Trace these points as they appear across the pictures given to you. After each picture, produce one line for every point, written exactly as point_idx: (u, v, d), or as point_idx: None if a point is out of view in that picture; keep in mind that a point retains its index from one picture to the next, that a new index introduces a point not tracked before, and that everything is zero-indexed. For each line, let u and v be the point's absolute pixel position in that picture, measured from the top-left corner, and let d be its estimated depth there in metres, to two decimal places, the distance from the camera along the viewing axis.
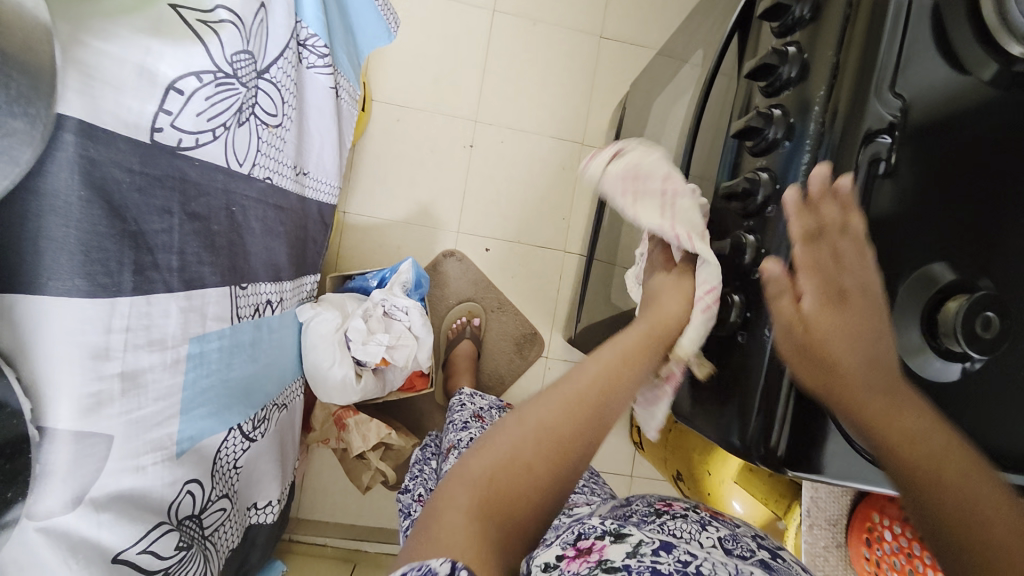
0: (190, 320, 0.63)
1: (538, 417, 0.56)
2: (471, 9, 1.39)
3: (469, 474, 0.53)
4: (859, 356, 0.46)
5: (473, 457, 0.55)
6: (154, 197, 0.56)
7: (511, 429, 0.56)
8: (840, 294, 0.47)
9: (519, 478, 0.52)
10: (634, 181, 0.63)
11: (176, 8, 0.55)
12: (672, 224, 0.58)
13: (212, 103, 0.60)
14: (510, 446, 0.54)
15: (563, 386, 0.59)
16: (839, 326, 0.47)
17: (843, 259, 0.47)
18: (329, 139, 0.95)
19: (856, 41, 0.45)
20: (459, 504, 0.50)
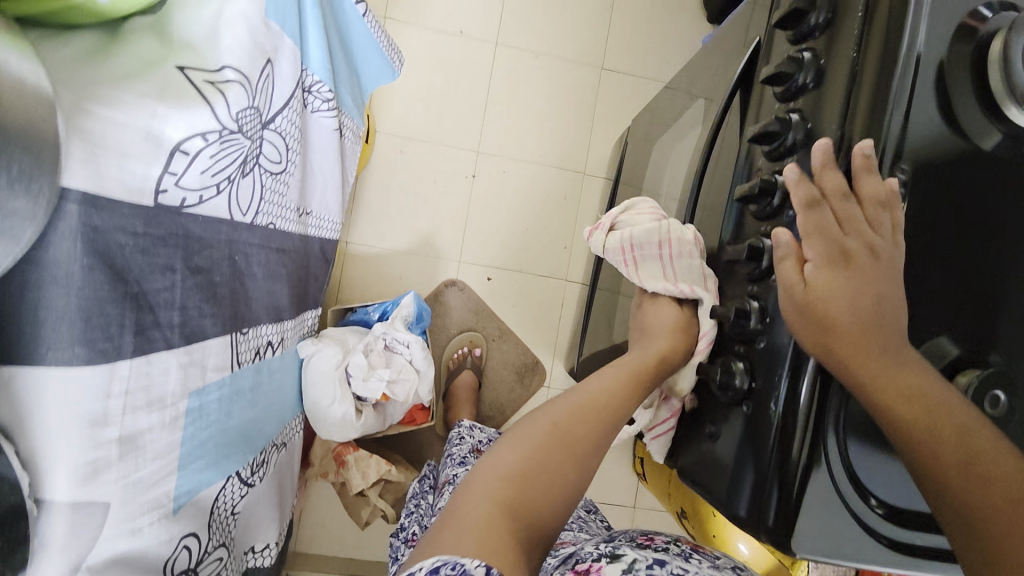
0: (189, 375, 0.62)
1: (562, 418, 0.57)
2: (475, 43, 1.40)
3: (501, 461, 0.53)
4: (863, 318, 0.41)
5: (499, 451, 0.55)
6: (157, 257, 0.55)
7: (535, 428, 0.56)
8: (844, 255, 0.42)
9: (548, 471, 0.53)
10: (632, 250, 0.64)
11: (183, 69, 0.55)
12: (676, 282, 0.61)
13: (216, 160, 0.60)
14: (539, 439, 0.55)
15: (585, 391, 0.60)
16: (847, 290, 0.42)
17: (857, 260, 0.42)
18: (332, 178, 0.95)
19: (862, 112, 0.45)
20: (487, 498, 0.50)
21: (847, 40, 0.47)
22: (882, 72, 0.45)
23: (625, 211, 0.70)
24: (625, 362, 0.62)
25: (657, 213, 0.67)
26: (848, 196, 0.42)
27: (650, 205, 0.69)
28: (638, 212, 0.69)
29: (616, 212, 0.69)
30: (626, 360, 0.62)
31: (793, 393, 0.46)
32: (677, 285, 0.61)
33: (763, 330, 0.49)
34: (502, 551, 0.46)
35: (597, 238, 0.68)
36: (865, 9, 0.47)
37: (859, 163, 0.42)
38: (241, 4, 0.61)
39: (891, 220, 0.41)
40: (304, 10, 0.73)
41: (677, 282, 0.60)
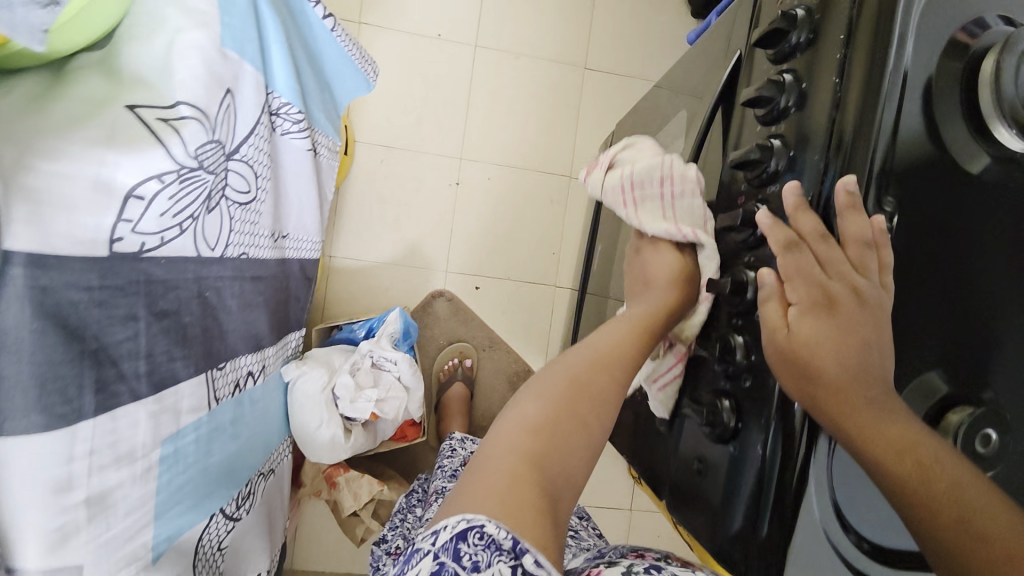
0: (160, 423, 0.61)
1: (583, 371, 0.54)
2: (453, 46, 1.36)
3: (524, 416, 0.51)
4: (849, 365, 0.39)
5: (518, 404, 0.52)
6: (116, 308, 0.53)
7: (554, 381, 0.53)
8: (827, 300, 0.41)
9: (572, 426, 0.51)
10: (633, 189, 0.59)
11: (133, 108, 0.52)
12: (679, 226, 0.57)
13: (176, 200, 0.57)
14: (563, 393, 0.52)
15: (602, 338, 0.57)
16: (831, 335, 0.40)
17: (839, 304, 0.40)
18: (309, 199, 0.92)
19: (846, 142, 0.42)
20: (511, 453, 0.47)
21: (830, 62, 0.44)
22: (865, 98, 0.42)
23: (624, 149, 0.64)
24: (635, 311, 0.59)
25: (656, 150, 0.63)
26: (828, 237, 0.41)
27: (649, 142, 0.64)
28: (638, 150, 0.64)
29: (613, 150, 0.64)
30: (639, 307, 0.59)
31: (784, 436, 0.44)
32: (680, 228, 0.56)
33: (750, 365, 0.47)
34: (528, 512, 0.44)
35: (595, 180, 0.62)
36: (846, 28, 0.44)
37: (843, 202, 0.40)
38: (194, 32, 0.58)
39: (878, 263, 0.40)
40: (265, 30, 0.70)
41: (679, 224, 0.57)
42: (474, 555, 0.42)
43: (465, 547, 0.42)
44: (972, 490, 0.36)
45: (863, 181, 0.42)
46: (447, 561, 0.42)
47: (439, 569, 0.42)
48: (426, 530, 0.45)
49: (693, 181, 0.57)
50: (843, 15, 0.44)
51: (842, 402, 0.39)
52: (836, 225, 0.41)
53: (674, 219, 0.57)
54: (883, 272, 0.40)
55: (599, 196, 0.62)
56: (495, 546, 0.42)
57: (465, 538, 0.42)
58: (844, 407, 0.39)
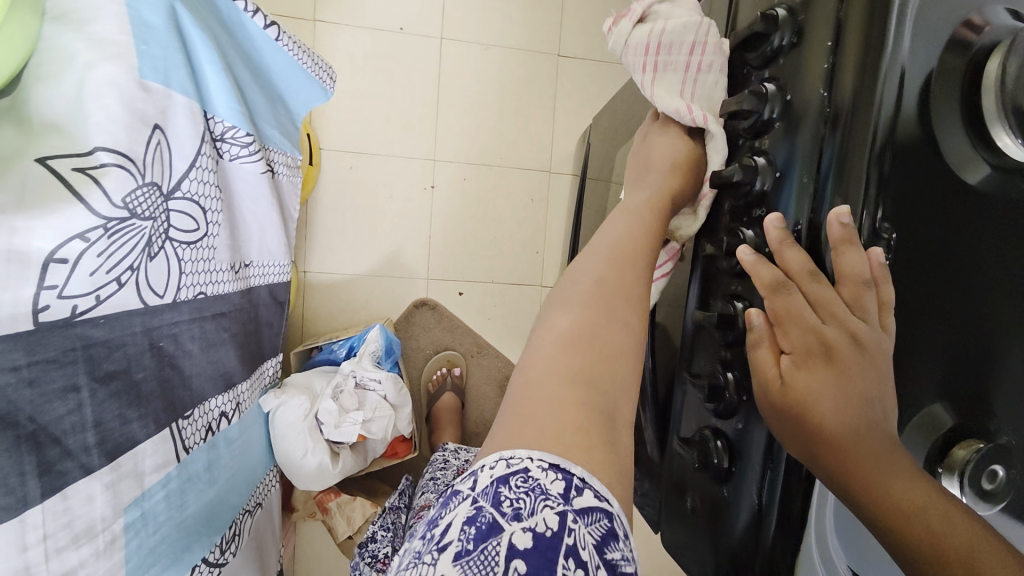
0: (121, 490, 0.57)
1: (609, 271, 0.46)
2: (417, 40, 1.28)
3: (555, 331, 0.44)
4: (849, 417, 0.37)
5: (550, 315, 0.46)
6: (51, 383, 0.49)
7: (581, 287, 0.46)
8: (824, 348, 0.38)
9: (611, 333, 0.44)
10: (656, 52, 0.51)
11: (45, 160, 0.48)
12: (690, 105, 0.50)
13: (108, 255, 0.52)
14: (592, 298, 0.45)
15: (627, 226, 0.49)
16: (827, 385, 0.38)
17: (837, 353, 0.38)
18: (270, 223, 0.86)
19: (835, 166, 0.38)
20: (549, 371, 0.42)
21: (816, 72, 0.39)
22: (851, 117, 0.38)
23: None
24: (643, 194, 0.51)
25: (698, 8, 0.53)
26: (818, 274, 0.38)
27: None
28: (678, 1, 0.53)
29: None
30: (642, 195, 0.51)
31: (779, 484, 0.41)
32: (690, 110, 0.50)
33: (743, 405, 0.44)
34: (577, 438, 0.39)
35: (619, 31, 0.53)
36: (834, 34, 0.38)
37: (837, 235, 0.37)
38: (107, 68, 0.52)
39: (877, 301, 0.37)
40: (194, 52, 0.63)
41: (692, 103, 0.50)
42: (516, 500, 0.36)
43: (507, 492, 0.36)
44: (987, 548, 0.34)
45: (856, 209, 0.38)
46: (486, 505, 0.36)
47: (476, 515, 0.36)
48: (466, 472, 0.40)
49: (721, 52, 0.49)
50: (828, 18, 0.39)
51: (844, 456, 0.36)
52: (829, 257, 0.39)
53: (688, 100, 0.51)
54: (884, 311, 0.38)
55: (619, 53, 0.54)
56: (540, 491, 0.36)
57: (506, 482, 0.37)
58: (847, 463, 0.36)
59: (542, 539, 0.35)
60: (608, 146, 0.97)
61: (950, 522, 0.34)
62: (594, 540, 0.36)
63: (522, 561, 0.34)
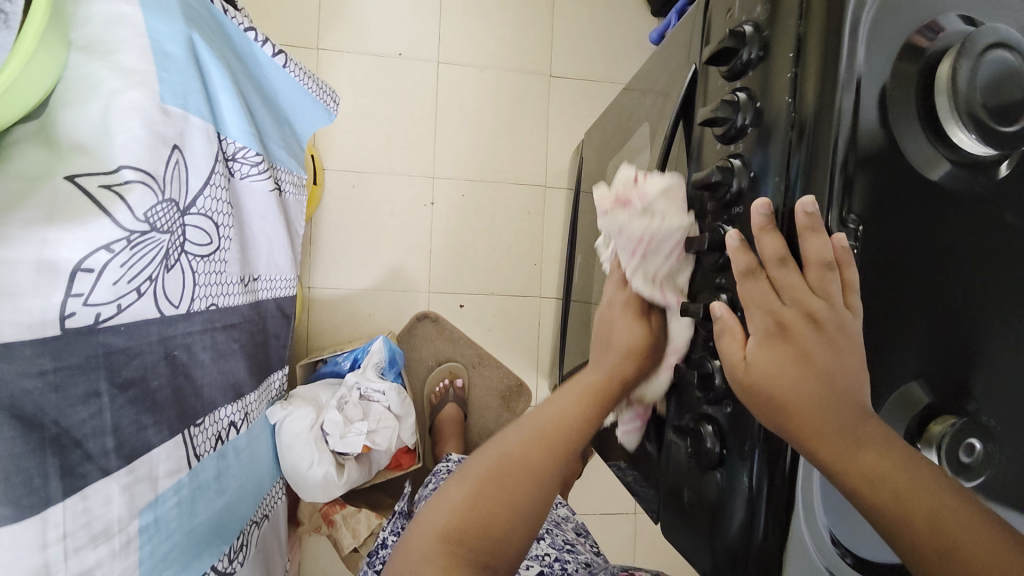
0: (136, 494, 0.59)
1: (513, 448, 0.57)
2: (415, 64, 1.34)
3: (451, 497, 0.54)
4: (818, 392, 0.39)
5: (451, 485, 0.56)
6: (74, 387, 0.52)
7: (486, 458, 0.56)
8: (782, 327, 0.41)
9: (499, 503, 0.53)
10: (643, 246, 0.55)
11: (74, 178, 0.52)
12: (663, 291, 0.56)
13: (130, 266, 0.56)
14: (489, 470, 0.55)
15: (548, 412, 0.59)
16: (796, 365, 0.41)
17: (793, 331, 0.41)
18: (278, 238, 0.90)
19: (804, 163, 0.42)
20: (434, 531, 0.51)
21: (782, 80, 0.44)
22: (815, 119, 0.41)
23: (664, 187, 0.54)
24: (593, 377, 0.61)
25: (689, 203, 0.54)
26: (785, 260, 0.41)
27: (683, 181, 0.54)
28: (673, 193, 0.54)
29: (652, 191, 0.54)
30: (588, 377, 0.62)
31: (766, 462, 0.43)
32: (664, 293, 0.56)
33: (730, 391, 0.47)
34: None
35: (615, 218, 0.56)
36: (795, 47, 0.43)
37: (803, 222, 0.40)
38: (131, 94, 0.57)
39: (839, 284, 0.40)
40: (208, 77, 0.67)
41: (665, 290, 0.55)
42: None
43: None
44: (948, 506, 0.36)
45: (823, 200, 0.41)
46: None
47: None
48: None
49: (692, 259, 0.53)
50: (790, 34, 0.43)
51: (806, 430, 0.39)
52: (796, 245, 0.42)
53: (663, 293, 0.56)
54: (847, 292, 0.40)
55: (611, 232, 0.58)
56: None
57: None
58: (811, 437, 0.39)
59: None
60: (599, 159, 1.02)
61: (915, 485, 0.37)
62: None
63: None
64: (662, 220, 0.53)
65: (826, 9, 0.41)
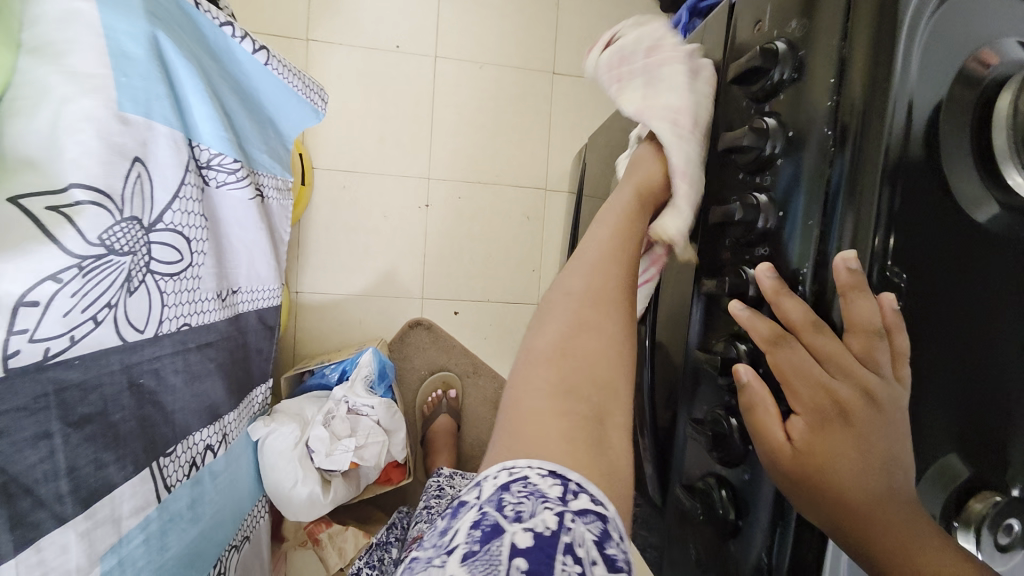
0: (97, 538, 0.55)
1: (586, 278, 0.46)
2: (411, 58, 1.27)
3: (536, 350, 0.44)
4: (872, 483, 0.35)
5: (532, 336, 0.46)
6: (23, 430, 0.47)
7: (560, 301, 0.46)
8: (837, 410, 0.36)
9: (592, 344, 0.44)
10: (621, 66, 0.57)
11: (17, 200, 0.46)
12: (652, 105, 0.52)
13: (83, 295, 0.51)
14: (568, 311, 0.45)
15: (608, 232, 0.48)
16: (847, 451, 0.36)
17: (848, 411, 0.36)
18: (259, 248, 0.84)
19: (844, 201, 0.36)
20: (533, 390, 0.42)
21: (820, 109, 0.37)
22: (857, 157, 0.35)
23: (635, 24, 0.60)
24: (620, 200, 0.51)
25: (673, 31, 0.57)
26: (821, 325, 0.36)
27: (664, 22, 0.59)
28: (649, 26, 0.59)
29: (624, 24, 0.60)
30: (621, 194, 0.51)
31: (790, 545, 0.38)
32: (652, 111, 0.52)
33: (748, 455, 0.42)
34: (574, 451, 0.39)
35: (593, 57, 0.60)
36: (837, 72, 0.36)
37: (844, 281, 0.34)
38: (83, 102, 0.51)
39: (889, 353, 0.35)
40: (177, 79, 0.61)
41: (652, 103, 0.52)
42: (517, 503, 0.36)
43: (508, 497, 0.36)
44: None
45: (865, 250, 0.36)
46: (491, 511, 0.36)
47: (480, 519, 0.35)
48: (470, 485, 0.39)
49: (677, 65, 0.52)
50: (830, 54, 0.37)
51: (861, 528, 0.34)
52: (835, 304, 0.36)
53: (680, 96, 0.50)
54: (898, 362, 0.35)
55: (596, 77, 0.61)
56: (539, 494, 0.36)
57: (509, 487, 0.37)
58: (865, 525, 0.34)
59: (542, 538, 0.34)
60: (603, 167, 0.95)
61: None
62: (597, 540, 0.35)
63: (524, 561, 0.33)
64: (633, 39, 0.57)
65: (876, 31, 0.35)
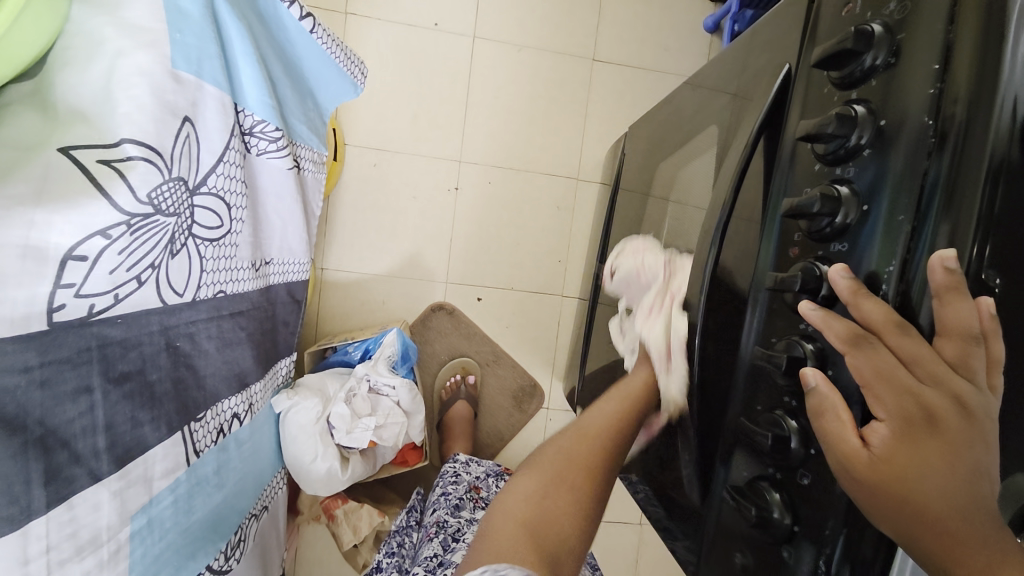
0: (128, 497, 0.55)
1: (569, 443, 0.60)
2: (449, 37, 1.25)
3: (508, 510, 0.56)
4: (958, 492, 0.32)
5: (512, 487, 0.59)
6: (63, 384, 0.47)
7: (548, 461, 0.59)
8: (928, 416, 0.33)
9: (558, 499, 0.56)
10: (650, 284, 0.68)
11: (67, 150, 0.46)
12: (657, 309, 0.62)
13: (130, 253, 0.50)
14: (553, 471, 0.58)
15: (597, 413, 0.63)
16: (935, 460, 0.32)
17: (940, 420, 0.33)
18: (295, 221, 0.83)
19: (941, 200, 0.33)
20: (515, 500, 0.56)
21: (918, 98, 0.35)
22: (957, 153, 0.33)
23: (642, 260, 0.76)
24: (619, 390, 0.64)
25: (657, 254, 0.72)
26: (906, 327, 0.34)
27: (656, 249, 0.73)
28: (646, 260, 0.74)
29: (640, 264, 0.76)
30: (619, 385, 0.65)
31: (845, 553, 0.37)
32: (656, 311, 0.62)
33: (809, 459, 0.40)
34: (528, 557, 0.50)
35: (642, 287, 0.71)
36: (941, 58, 0.34)
37: (941, 283, 0.32)
38: (138, 57, 0.50)
39: (985, 360, 0.32)
40: (227, 39, 0.60)
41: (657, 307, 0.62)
42: None
43: None
44: None
45: (972, 242, 0.32)
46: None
47: None
48: None
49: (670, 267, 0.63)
50: (934, 37, 0.34)
51: (940, 535, 0.32)
52: (925, 307, 0.33)
53: (655, 324, 0.61)
54: (991, 370, 0.33)
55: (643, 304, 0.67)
56: None
57: None
58: (957, 550, 0.31)
59: None
60: (643, 157, 0.93)
61: None
62: None
63: None
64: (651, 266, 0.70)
65: (987, 15, 0.32)
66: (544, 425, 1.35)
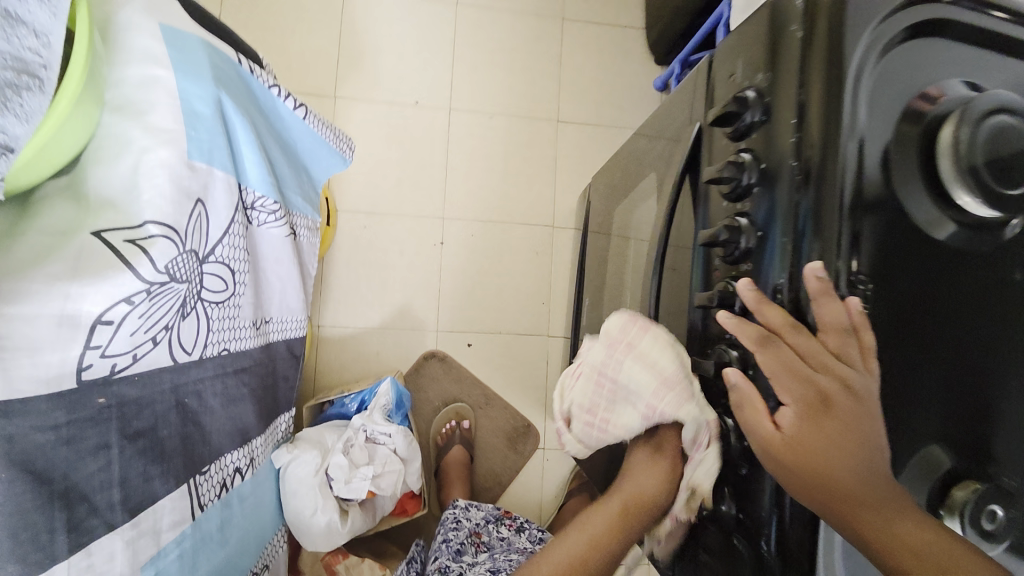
0: (140, 548, 0.58)
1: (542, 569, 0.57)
2: (427, 111, 1.40)
3: None
4: (853, 461, 0.39)
5: None
6: (85, 441, 0.52)
7: None
8: (823, 401, 0.41)
9: None
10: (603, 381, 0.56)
11: (99, 233, 0.54)
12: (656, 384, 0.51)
13: (148, 317, 0.57)
14: None
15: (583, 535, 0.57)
16: (833, 437, 0.40)
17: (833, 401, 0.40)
18: (292, 281, 0.91)
19: (811, 223, 0.42)
20: None
21: (785, 145, 0.44)
22: (819, 186, 0.42)
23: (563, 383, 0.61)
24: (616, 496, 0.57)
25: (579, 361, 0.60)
26: (799, 327, 0.41)
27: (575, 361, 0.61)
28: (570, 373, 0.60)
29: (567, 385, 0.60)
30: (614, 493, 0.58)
31: (787, 533, 0.42)
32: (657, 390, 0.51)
33: (745, 452, 0.46)
34: None
35: (596, 392, 0.57)
36: (797, 114, 0.43)
37: (815, 288, 0.40)
38: (161, 152, 0.60)
39: (860, 349, 0.40)
40: (233, 131, 0.71)
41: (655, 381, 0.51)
42: None
43: None
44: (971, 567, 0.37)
45: (836, 254, 0.41)
46: None
47: None
48: None
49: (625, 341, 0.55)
50: (791, 99, 0.44)
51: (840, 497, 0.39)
52: (809, 309, 0.41)
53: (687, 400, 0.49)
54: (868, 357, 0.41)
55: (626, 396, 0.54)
56: None
57: None
58: (862, 514, 0.39)
59: None
60: (604, 203, 1.03)
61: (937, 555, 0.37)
62: None
63: None
64: (588, 368, 0.58)
65: (826, 82, 0.42)
66: (541, 464, 1.36)
